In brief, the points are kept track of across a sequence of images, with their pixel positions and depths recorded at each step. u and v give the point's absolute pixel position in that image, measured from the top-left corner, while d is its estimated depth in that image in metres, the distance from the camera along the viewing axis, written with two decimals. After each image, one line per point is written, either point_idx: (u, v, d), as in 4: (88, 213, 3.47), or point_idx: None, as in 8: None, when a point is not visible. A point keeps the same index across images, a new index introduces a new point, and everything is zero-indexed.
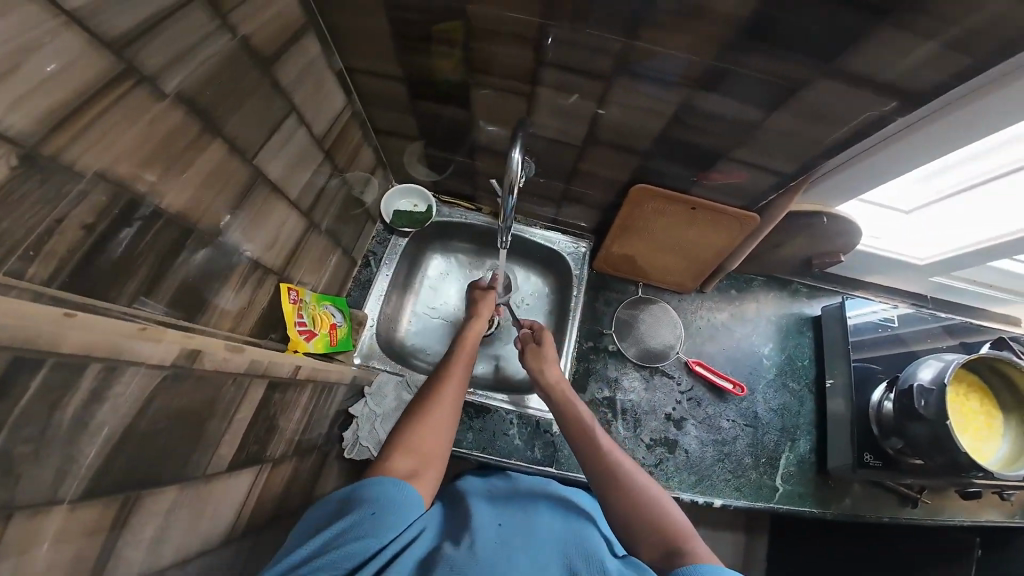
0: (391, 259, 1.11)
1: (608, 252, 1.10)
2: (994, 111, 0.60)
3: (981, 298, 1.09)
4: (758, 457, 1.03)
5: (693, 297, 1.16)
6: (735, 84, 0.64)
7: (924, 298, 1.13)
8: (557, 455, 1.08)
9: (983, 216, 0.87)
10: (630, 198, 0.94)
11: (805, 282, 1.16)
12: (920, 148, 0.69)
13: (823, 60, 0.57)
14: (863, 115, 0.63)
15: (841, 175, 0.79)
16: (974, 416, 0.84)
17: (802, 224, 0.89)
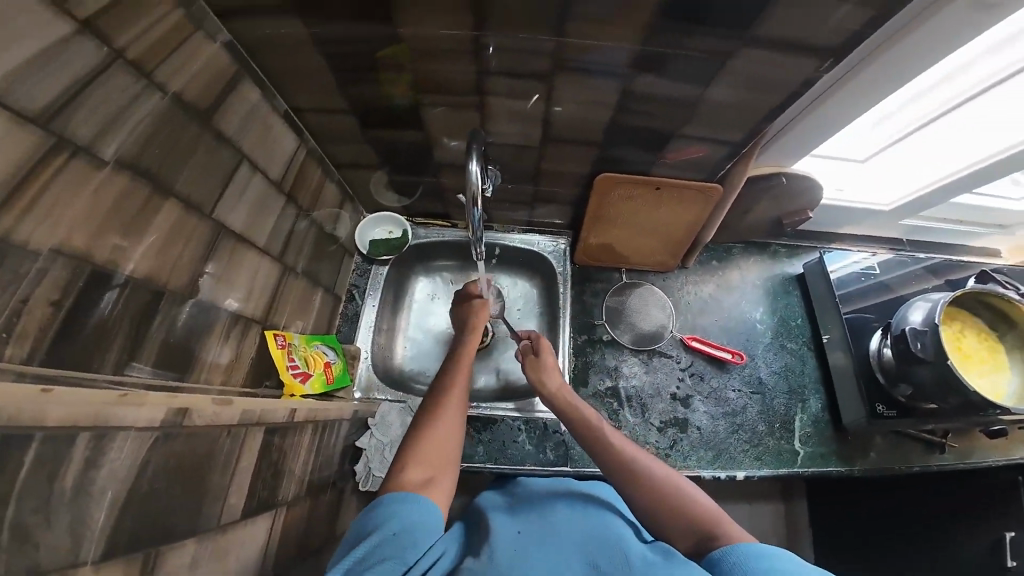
0: (375, 289, 1.12)
1: (586, 244, 1.11)
2: (912, 54, 0.61)
3: (958, 235, 1.08)
4: (772, 423, 1.01)
5: (677, 274, 1.16)
6: (670, 64, 0.65)
7: (901, 242, 1.12)
8: (569, 454, 1.07)
9: (941, 152, 0.86)
10: (595, 189, 0.95)
11: (782, 243, 1.16)
12: (858, 97, 0.68)
13: (745, 28, 0.58)
14: (799, 72, 0.64)
15: (788, 137, 0.80)
16: (976, 354, 0.83)
17: (764, 188, 0.90)
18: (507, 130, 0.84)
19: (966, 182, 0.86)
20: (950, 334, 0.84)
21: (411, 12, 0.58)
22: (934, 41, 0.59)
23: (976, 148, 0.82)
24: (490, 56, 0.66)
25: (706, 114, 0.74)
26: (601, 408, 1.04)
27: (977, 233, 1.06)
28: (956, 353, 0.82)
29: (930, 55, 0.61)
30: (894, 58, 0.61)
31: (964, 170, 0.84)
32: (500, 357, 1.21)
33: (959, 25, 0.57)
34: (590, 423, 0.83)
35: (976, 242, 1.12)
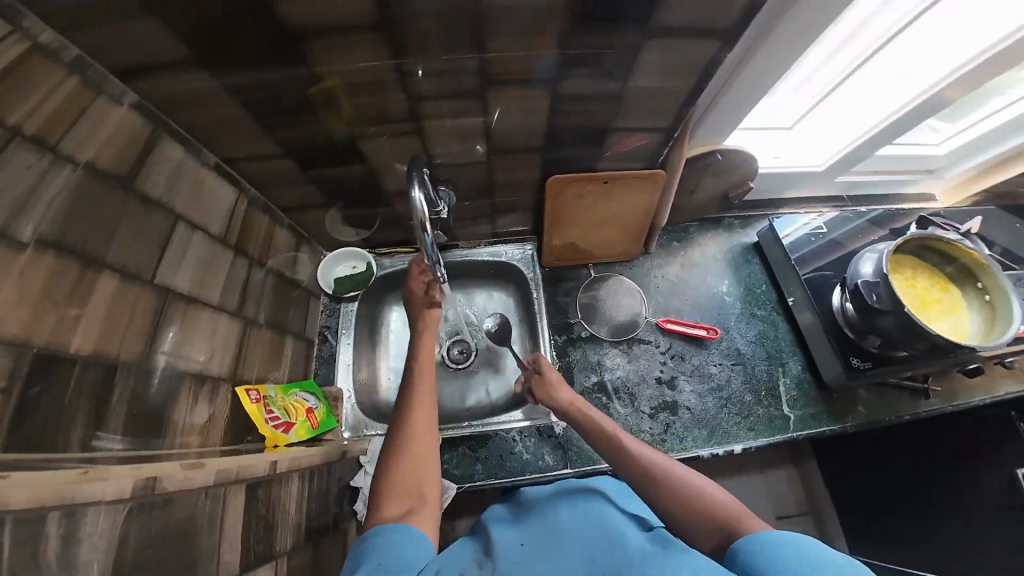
0: (348, 326, 1.11)
1: (551, 245, 1.12)
2: (801, 20, 0.63)
3: (897, 185, 1.12)
4: (758, 391, 1.02)
5: (643, 260, 1.18)
6: (583, 65, 0.67)
7: (844, 198, 1.16)
8: (569, 455, 1.04)
9: (858, 109, 0.90)
10: (550, 192, 0.97)
11: (734, 215, 1.20)
12: (768, 65, 0.71)
13: (644, 22, 0.61)
14: (708, 54, 0.66)
15: (716, 112, 0.82)
16: (930, 295, 0.86)
17: (702, 166, 0.95)
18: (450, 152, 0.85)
19: (885, 136, 0.90)
20: (905, 284, 0.87)
21: (323, 53, 0.59)
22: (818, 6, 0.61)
23: (887, 103, 0.86)
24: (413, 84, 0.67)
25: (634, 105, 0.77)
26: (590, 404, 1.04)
27: (906, 181, 1.11)
28: (914, 300, 0.85)
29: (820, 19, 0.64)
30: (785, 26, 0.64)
31: (881, 125, 0.88)
32: (487, 372, 1.18)
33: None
34: (610, 434, 0.83)
35: (910, 190, 1.16)
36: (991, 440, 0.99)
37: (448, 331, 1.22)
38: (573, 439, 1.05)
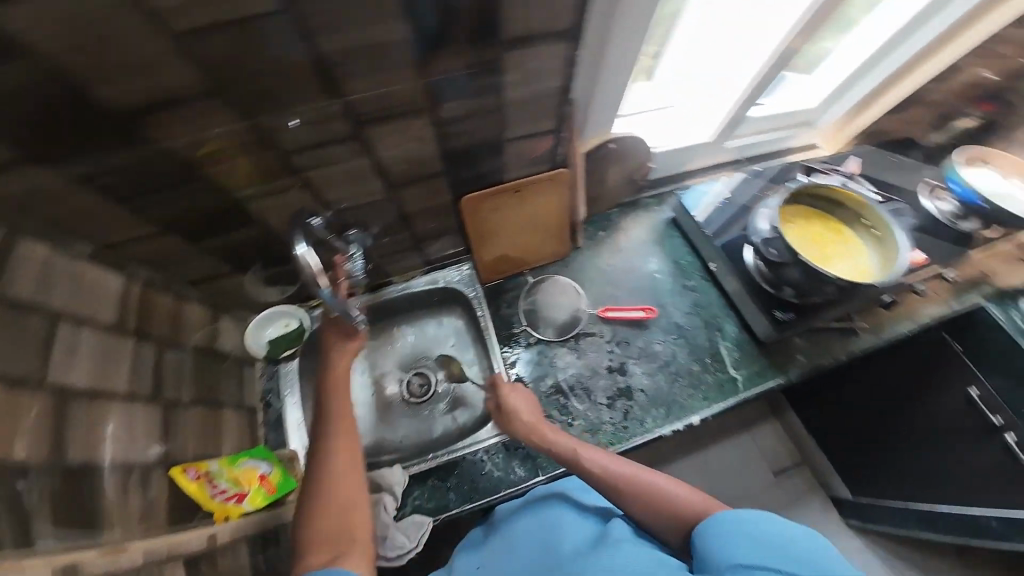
0: (290, 385, 1.08)
1: (483, 259, 1.08)
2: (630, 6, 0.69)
3: (778, 141, 1.23)
4: (704, 359, 1.05)
5: (574, 256, 1.19)
6: (447, 87, 0.67)
7: (740, 160, 1.25)
8: (539, 462, 1.03)
9: (723, 78, 0.98)
10: (466, 211, 0.94)
11: (650, 195, 1.23)
12: (626, 42, 0.76)
13: (492, 37, 0.61)
14: (561, 61, 0.68)
15: (600, 97, 0.87)
16: (825, 238, 0.93)
17: (601, 157, 1.03)
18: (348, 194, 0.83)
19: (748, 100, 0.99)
20: (794, 232, 0.93)
21: (166, 125, 0.60)
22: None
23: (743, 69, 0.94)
24: (286, 136, 0.68)
25: (514, 120, 0.78)
26: (549, 408, 1.03)
27: (787, 135, 1.22)
28: (814, 249, 0.92)
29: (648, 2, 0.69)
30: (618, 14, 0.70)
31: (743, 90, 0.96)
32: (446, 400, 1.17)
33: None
34: (575, 446, 0.84)
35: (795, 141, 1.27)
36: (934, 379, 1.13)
37: (404, 367, 1.20)
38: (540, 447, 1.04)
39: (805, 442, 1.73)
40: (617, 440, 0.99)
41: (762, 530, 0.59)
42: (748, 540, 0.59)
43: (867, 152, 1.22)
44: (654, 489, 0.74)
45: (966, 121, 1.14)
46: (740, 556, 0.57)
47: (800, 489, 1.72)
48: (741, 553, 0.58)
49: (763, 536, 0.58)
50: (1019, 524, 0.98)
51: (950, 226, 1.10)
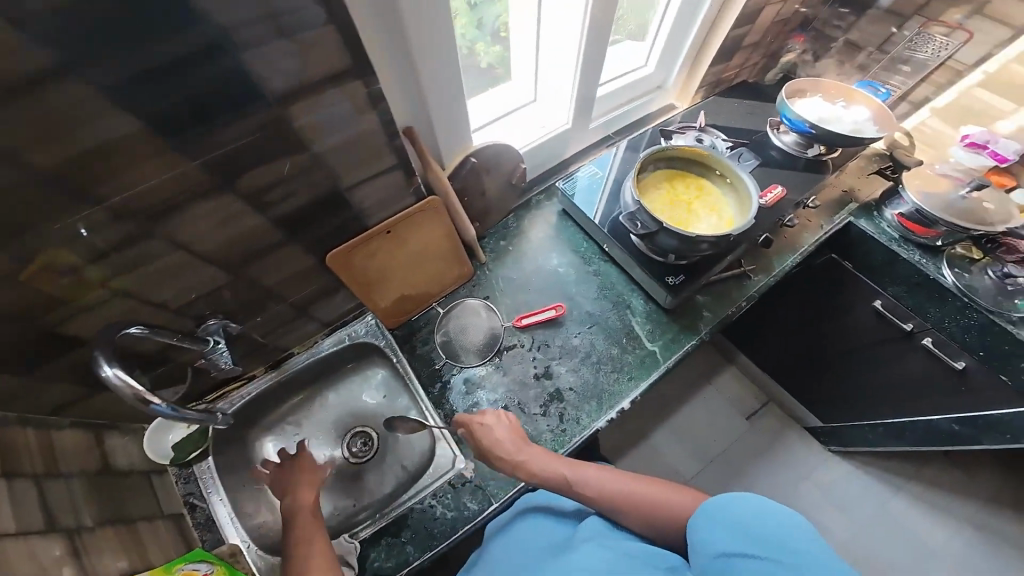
0: (211, 483, 1.00)
1: (382, 309, 1.02)
2: (424, 33, 0.70)
3: (637, 109, 1.35)
4: (622, 341, 1.05)
5: (480, 273, 1.14)
6: (243, 159, 0.60)
7: (611, 136, 1.36)
8: (489, 490, 0.95)
9: (556, 68, 1.07)
10: (338, 267, 0.89)
11: (538, 191, 1.26)
12: (436, 58, 0.74)
13: (265, 98, 0.55)
14: (375, 116, 0.66)
15: (448, 112, 0.85)
16: (685, 195, 1.03)
17: (467, 173, 1.00)
18: (202, 280, 0.77)
19: (587, 80, 1.09)
20: (660, 198, 1.02)
21: None
22: (430, 17, 0.68)
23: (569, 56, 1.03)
24: (74, 248, 0.59)
25: (354, 171, 0.73)
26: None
27: (647, 100, 1.34)
28: (683, 209, 1.01)
29: (443, 23, 0.71)
30: (418, 43, 0.70)
31: (577, 73, 1.05)
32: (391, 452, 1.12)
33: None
34: (569, 469, 0.79)
35: (654, 105, 1.39)
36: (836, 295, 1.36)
37: (340, 431, 1.15)
38: (487, 474, 0.96)
39: (764, 382, 1.81)
40: (559, 446, 0.95)
41: (743, 520, 0.60)
42: (725, 526, 0.61)
43: (713, 104, 1.32)
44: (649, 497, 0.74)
45: (790, 55, 1.39)
46: (716, 538, 0.60)
47: (773, 426, 1.79)
48: (717, 533, 0.61)
49: (741, 525, 0.60)
50: (976, 422, 1.21)
51: (801, 155, 1.22)
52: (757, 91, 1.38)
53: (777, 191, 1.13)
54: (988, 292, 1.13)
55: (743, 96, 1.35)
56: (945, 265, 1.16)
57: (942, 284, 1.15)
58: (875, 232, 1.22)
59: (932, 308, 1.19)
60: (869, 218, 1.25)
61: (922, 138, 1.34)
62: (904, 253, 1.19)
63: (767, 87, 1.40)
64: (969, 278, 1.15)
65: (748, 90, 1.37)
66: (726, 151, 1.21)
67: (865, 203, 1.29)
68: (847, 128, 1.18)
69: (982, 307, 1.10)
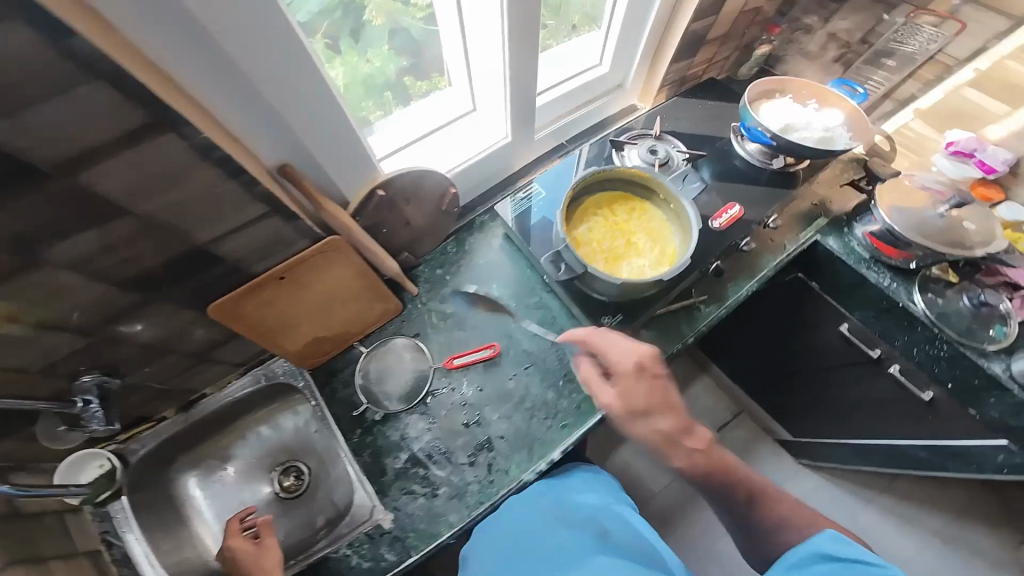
0: (129, 522, 0.90)
1: (292, 353, 0.92)
2: (268, 69, 0.57)
3: (594, 112, 1.17)
4: (558, 383, 0.97)
5: (410, 307, 1.03)
6: (45, 224, 0.53)
7: (564, 145, 1.20)
8: (410, 540, 0.85)
9: (483, 75, 0.91)
10: (225, 319, 0.79)
11: (484, 210, 1.13)
12: (288, 92, 0.61)
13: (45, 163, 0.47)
14: (217, 169, 0.58)
15: (333, 143, 0.72)
16: (628, 223, 0.92)
17: (375, 208, 0.86)
18: (60, 338, 0.69)
19: (520, 89, 0.92)
20: (599, 227, 0.91)
21: None
22: (272, 51, 0.56)
23: (495, 61, 0.87)
24: None
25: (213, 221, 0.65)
26: (407, 486, 0.89)
27: (602, 104, 1.16)
28: (621, 241, 0.91)
29: (294, 54, 0.58)
30: (262, 80, 0.58)
31: (507, 81, 0.89)
32: (321, 490, 1.03)
33: (272, 28, 0.54)
34: (723, 469, 0.77)
35: (615, 107, 1.22)
36: (802, 311, 1.26)
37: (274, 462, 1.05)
38: (407, 523, 0.86)
39: (736, 393, 1.74)
40: (484, 501, 0.88)
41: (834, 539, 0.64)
42: (816, 541, 0.65)
43: (675, 104, 1.17)
44: (794, 521, 0.72)
45: (764, 46, 1.19)
46: (808, 552, 0.64)
47: (744, 438, 1.72)
48: (809, 546, 0.65)
49: (835, 543, 0.63)
50: (942, 450, 1.16)
51: (765, 168, 1.10)
52: (728, 90, 1.23)
53: (734, 212, 1.03)
54: (959, 320, 1.04)
55: (710, 95, 1.20)
56: (916, 291, 1.07)
57: (910, 311, 1.06)
58: (843, 254, 1.12)
59: (899, 336, 1.11)
60: (838, 237, 1.14)
61: (905, 143, 1.19)
62: (873, 277, 1.10)
63: (739, 85, 1.25)
64: (941, 304, 1.06)
65: (716, 88, 1.22)
66: (681, 164, 1.08)
67: (835, 218, 1.17)
68: (818, 136, 1.05)
69: (951, 338, 1.03)
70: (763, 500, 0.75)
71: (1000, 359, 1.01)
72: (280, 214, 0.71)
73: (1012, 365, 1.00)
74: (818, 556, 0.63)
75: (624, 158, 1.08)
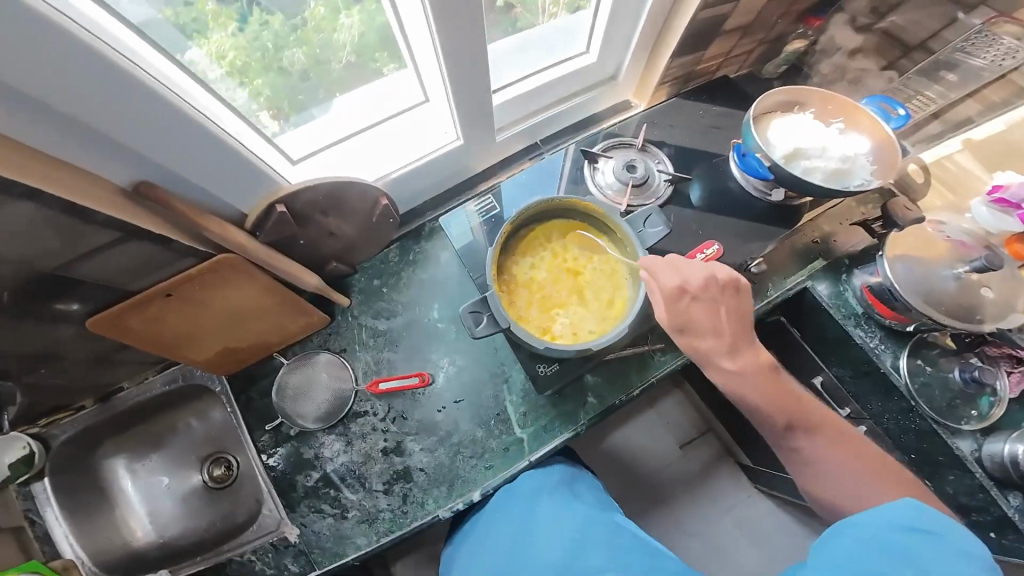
0: (52, 503, 0.80)
1: (202, 364, 0.84)
2: (83, 102, 0.49)
3: (577, 110, 0.99)
4: (490, 422, 0.89)
5: (339, 322, 0.95)
6: None
7: (538, 146, 1.03)
8: (314, 555, 0.79)
9: (422, 66, 0.74)
10: (112, 334, 0.72)
11: (435, 217, 1.00)
12: (130, 121, 0.53)
13: None
14: (30, 203, 0.53)
15: (211, 163, 0.64)
16: (578, 259, 0.82)
17: (280, 224, 0.74)
18: None
19: (463, 89, 0.76)
20: (545, 262, 0.82)
21: None
22: (86, 82, 0.47)
23: (428, 53, 0.70)
24: None
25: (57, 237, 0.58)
26: (316, 504, 0.82)
27: (586, 100, 0.97)
28: (570, 278, 0.81)
29: (118, 81, 0.49)
30: (85, 113, 0.50)
31: (444, 77, 0.72)
32: (251, 483, 0.90)
33: (75, 59, 0.45)
34: (773, 391, 0.72)
35: (604, 101, 1.02)
36: (784, 349, 1.14)
37: (203, 448, 0.94)
38: (313, 538, 0.80)
39: None
40: (395, 530, 0.81)
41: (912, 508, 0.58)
42: (891, 510, 0.58)
43: (672, 108, 0.98)
44: (831, 461, 0.72)
45: (799, 41, 1.01)
46: (878, 517, 0.58)
47: None
48: (885, 517, 0.58)
49: (914, 511, 0.57)
50: None
51: (762, 198, 0.93)
52: (742, 93, 1.03)
53: (712, 252, 0.89)
54: (941, 394, 0.94)
55: (721, 98, 1.00)
56: (904, 354, 0.96)
57: (891, 380, 0.94)
58: (831, 304, 0.99)
59: (874, 400, 1.00)
60: (831, 284, 1.00)
61: (942, 177, 1.00)
62: (858, 335, 0.97)
63: (756, 89, 1.04)
64: (927, 374, 0.95)
65: (728, 91, 1.02)
66: (661, 187, 0.92)
67: (834, 260, 1.01)
68: (836, 162, 0.86)
69: (926, 414, 0.92)
70: (805, 428, 0.73)
71: (971, 436, 0.92)
72: (141, 237, 0.64)
73: (982, 446, 0.91)
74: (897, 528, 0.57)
75: (599, 171, 0.92)
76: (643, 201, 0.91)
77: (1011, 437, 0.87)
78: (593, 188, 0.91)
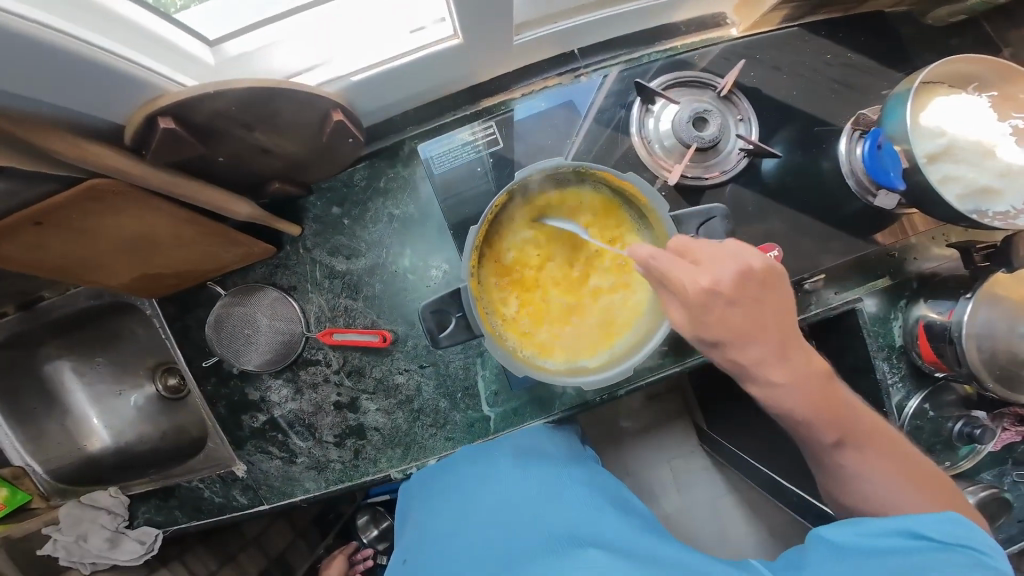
0: None
1: (121, 285, 0.69)
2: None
3: (647, 16, 0.68)
4: (453, 394, 0.80)
5: (291, 253, 0.78)
6: None
7: (578, 57, 0.71)
8: (262, 491, 0.80)
9: None
10: None
11: (416, 134, 0.74)
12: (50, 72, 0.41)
13: None
14: None
15: (120, 88, 0.46)
16: (588, 250, 0.63)
17: (177, 144, 0.51)
18: None
19: None
20: (548, 249, 0.62)
21: None
22: (31, 65, 0.39)
23: None
24: None
25: None
26: (263, 446, 0.80)
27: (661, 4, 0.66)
28: (573, 272, 0.62)
29: (53, 59, 0.40)
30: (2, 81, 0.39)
31: None
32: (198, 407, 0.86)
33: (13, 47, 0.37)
34: (824, 403, 0.59)
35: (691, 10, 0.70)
36: None
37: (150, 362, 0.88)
38: (260, 476, 0.80)
39: None
40: (345, 480, 0.80)
41: (941, 520, 0.52)
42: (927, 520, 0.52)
43: (786, 39, 0.69)
44: (879, 476, 0.61)
45: None
46: (902, 525, 0.52)
47: None
48: (899, 520, 0.53)
49: (939, 523, 0.51)
50: None
51: (860, 197, 0.69)
52: (887, 38, 0.71)
53: None
54: (927, 440, 0.84)
55: (856, 45, 0.70)
56: (916, 397, 0.84)
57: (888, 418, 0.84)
58: (870, 331, 0.83)
59: None
60: (882, 307, 0.83)
61: None
62: (881, 368, 0.84)
63: (913, 46, 0.71)
64: (925, 419, 0.84)
65: (870, 33, 0.70)
66: (732, 156, 0.68)
67: (901, 281, 0.82)
68: (995, 167, 0.61)
69: None
70: (855, 442, 0.61)
71: None
72: None
73: None
74: (916, 536, 0.51)
75: (652, 116, 0.67)
76: (699, 173, 0.67)
77: (965, 489, 0.82)
78: (637, 138, 0.67)
